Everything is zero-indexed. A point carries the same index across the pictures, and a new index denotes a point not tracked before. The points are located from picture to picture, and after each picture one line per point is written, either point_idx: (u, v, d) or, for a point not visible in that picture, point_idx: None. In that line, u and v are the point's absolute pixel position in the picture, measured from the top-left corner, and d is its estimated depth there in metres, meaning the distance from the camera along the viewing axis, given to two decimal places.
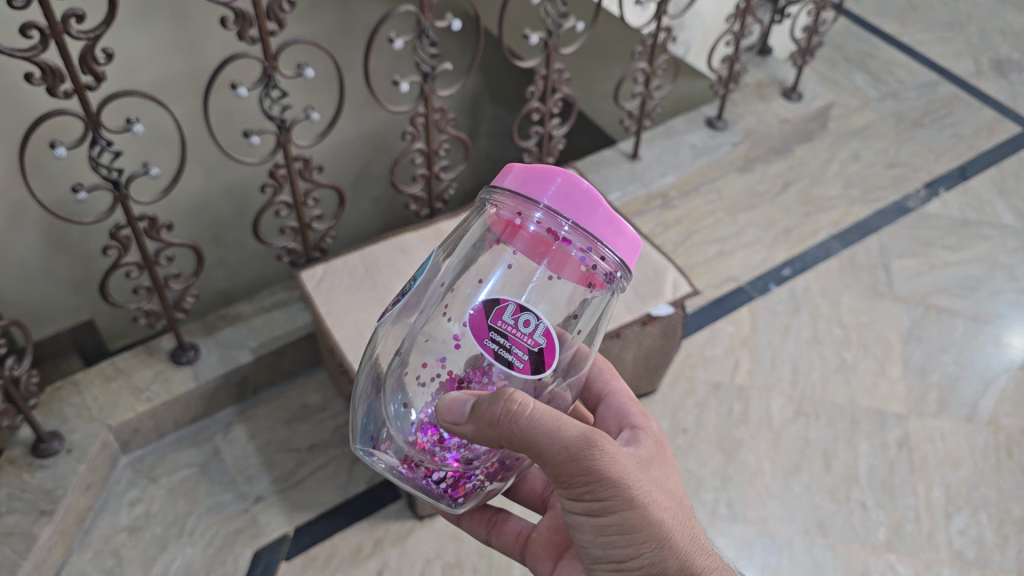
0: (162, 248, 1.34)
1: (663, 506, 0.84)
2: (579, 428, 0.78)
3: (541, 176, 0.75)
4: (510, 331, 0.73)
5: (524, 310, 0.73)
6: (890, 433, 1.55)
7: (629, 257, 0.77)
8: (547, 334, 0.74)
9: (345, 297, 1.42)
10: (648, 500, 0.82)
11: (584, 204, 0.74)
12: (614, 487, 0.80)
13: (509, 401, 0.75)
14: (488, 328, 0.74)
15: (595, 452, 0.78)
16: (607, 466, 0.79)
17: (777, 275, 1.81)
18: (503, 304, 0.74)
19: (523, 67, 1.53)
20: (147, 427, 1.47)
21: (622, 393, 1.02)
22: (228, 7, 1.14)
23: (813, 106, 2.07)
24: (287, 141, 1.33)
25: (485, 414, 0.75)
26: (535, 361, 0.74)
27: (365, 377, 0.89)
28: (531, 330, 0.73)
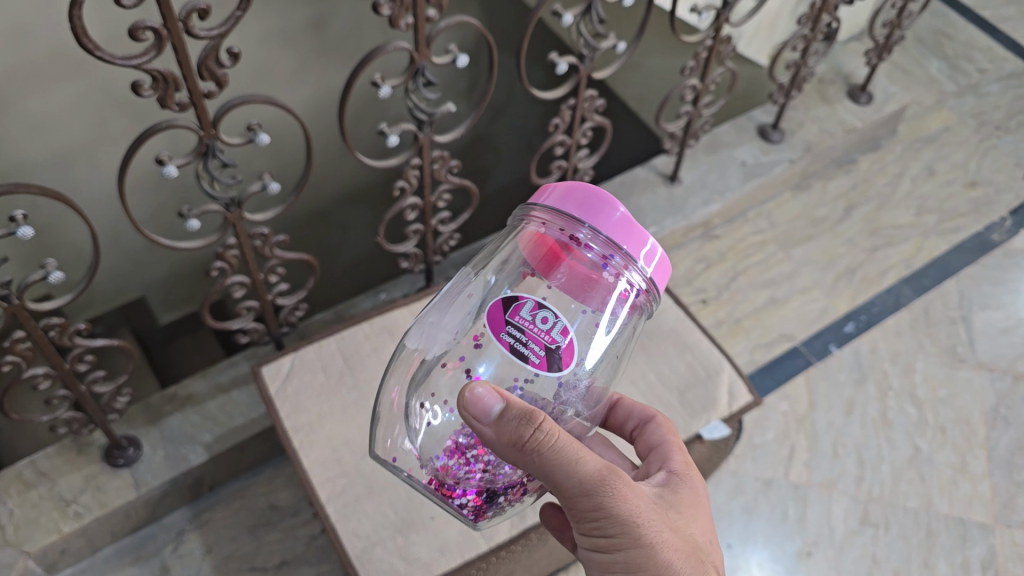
0: (81, 353, 1.04)
1: (677, 552, 0.71)
2: (595, 462, 0.67)
3: (568, 189, 0.67)
4: (527, 328, 0.65)
5: (543, 306, 0.65)
6: (974, 552, 1.29)
7: (659, 277, 0.68)
8: (566, 331, 0.65)
9: (317, 402, 1.13)
10: (665, 549, 0.70)
11: (614, 213, 0.65)
12: (622, 523, 0.69)
13: (538, 429, 0.64)
14: (504, 323, 0.65)
15: (606, 489, 0.67)
16: (618, 503, 0.68)
17: (838, 333, 1.52)
18: (521, 301, 0.66)
19: (545, 98, 1.19)
20: (78, 545, 1.20)
21: (672, 441, 0.83)
22: (143, 70, 0.81)
23: (885, 110, 1.73)
24: (238, 216, 1.02)
25: (503, 436, 0.64)
26: (552, 363, 0.65)
27: (387, 398, 0.78)
28: (549, 326, 0.65)
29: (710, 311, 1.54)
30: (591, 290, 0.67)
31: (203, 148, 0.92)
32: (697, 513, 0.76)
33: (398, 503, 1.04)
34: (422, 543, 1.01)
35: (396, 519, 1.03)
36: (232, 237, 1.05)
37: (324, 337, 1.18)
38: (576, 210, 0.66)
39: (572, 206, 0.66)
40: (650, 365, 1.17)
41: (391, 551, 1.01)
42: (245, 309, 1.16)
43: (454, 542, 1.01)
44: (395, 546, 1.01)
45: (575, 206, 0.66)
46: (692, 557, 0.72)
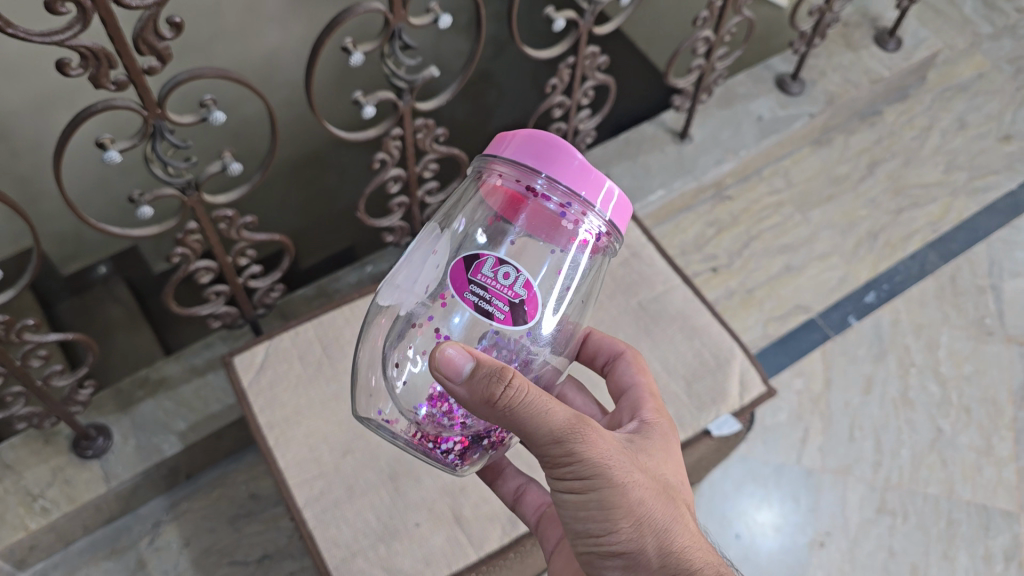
0: (32, 348, 0.96)
1: (652, 493, 0.63)
2: (564, 410, 0.59)
3: (522, 135, 0.62)
4: (489, 285, 0.59)
5: (504, 261, 0.60)
6: (996, 542, 1.21)
7: (620, 220, 0.63)
8: (529, 285, 0.60)
9: (295, 396, 1.03)
10: (642, 496, 0.62)
11: (572, 159, 0.60)
12: (597, 472, 0.60)
13: (508, 386, 0.56)
14: (467, 282, 0.60)
15: (577, 436, 0.59)
16: (593, 451, 0.59)
17: (858, 303, 1.42)
18: (480, 256, 0.60)
19: (540, 56, 1.07)
20: (48, 540, 1.12)
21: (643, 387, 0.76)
22: (68, 47, 0.70)
23: (915, 57, 1.59)
24: (197, 200, 0.92)
25: (476, 395, 0.56)
26: (518, 316, 0.60)
27: (365, 348, 0.71)
28: (513, 281, 0.59)
29: (721, 280, 1.43)
30: (553, 238, 0.62)
31: (149, 129, 0.81)
32: (668, 456, 0.68)
33: (380, 508, 0.96)
34: (405, 553, 0.93)
35: (378, 526, 0.95)
36: (192, 222, 0.95)
37: (301, 324, 1.08)
38: (531, 160, 0.60)
39: (528, 154, 0.61)
40: (654, 353, 1.06)
41: (373, 562, 0.93)
42: (215, 294, 1.07)
43: (440, 552, 0.94)
44: (376, 557, 0.93)
45: (532, 154, 0.61)
46: (669, 502, 0.64)
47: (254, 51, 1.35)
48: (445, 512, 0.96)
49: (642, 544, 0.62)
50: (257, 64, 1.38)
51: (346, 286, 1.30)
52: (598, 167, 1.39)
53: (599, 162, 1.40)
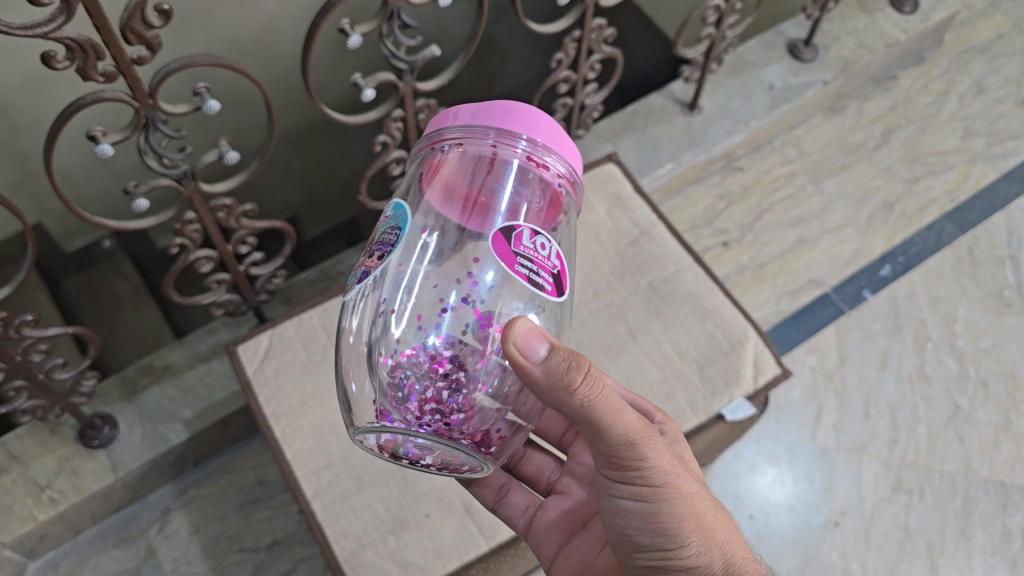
0: (33, 344, 0.94)
1: (711, 503, 0.65)
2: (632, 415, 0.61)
3: (464, 107, 0.65)
4: (534, 256, 0.60)
5: (540, 232, 0.61)
6: (1014, 519, 1.19)
7: (570, 158, 0.66)
8: (561, 255, 0.62)
9: (300, 384, 0.98)
10: (705, 504, 0.64)
11: (513, 105, 0.64)
12: (664, 477, 0.62)
13: (587, 377, 0.57)
14: (514, 255, 0.59)
15: (647, 441, 0.61)
16: (658, 456, 0.62)
17: (872, 277, 1.39)
18: (518, 228, 0.60)
19: (543, 31, 1.03)
20: (56, 531, 1.11)
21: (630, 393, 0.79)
22: (58, 42, 0.67)
23: (932, 19, 1.54)
24: (195, 189, 0.90)
25: (552, 387, 0.57)
26: (558, 287, 0.61)
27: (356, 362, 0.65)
28: (549, 252, 0.61)
29: (733, 255, 1.40)
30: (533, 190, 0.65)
31: (142, 121, 0.79)
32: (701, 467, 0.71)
33: (390, 499, 0.92)
34: (416, 545, 0.89)
35: (388, 518, 0.90)
36: (191, 212, 0.93)
37: (305, 310, 1.03)
38: (498, 121, 0.63)
39: (473, 116, 0.63)
40: (665, 336, 1.03)
41: (383, 554, 0.88)
42: (216, 282, 1.05)
43: (451, 543, 0.90)
44: (386, 549, 0.89)
45: (478, 114, 0.63)
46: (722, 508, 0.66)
47: (250, 21, 1.28)
48: (456, 501, 0.92)
49: (710, 557, 0.63)
50: (257, 39, 1.33)
51: (350, 268, 1.28)
52: (605, 141, 1.36)
53: (606, 135, 1.36)
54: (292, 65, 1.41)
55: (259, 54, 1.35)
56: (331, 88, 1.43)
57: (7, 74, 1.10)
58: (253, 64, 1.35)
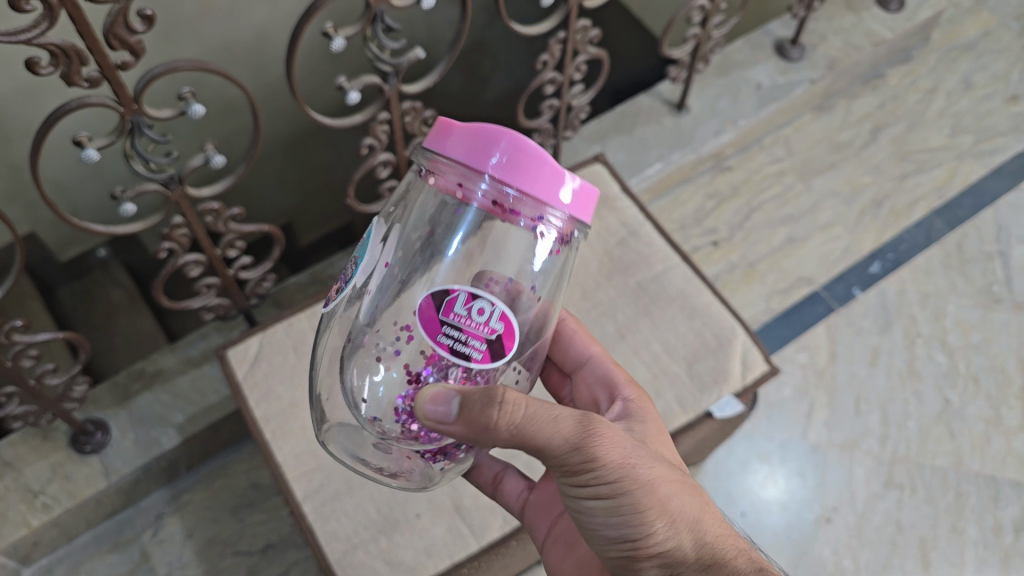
0: (23, 349, 0.94)
1: (675, 482, 0.59)
2: (564, 416, 0.57)
3: (460, 128, 0.54)
4: (464, 324, 0.53)
5: (476, 296, 0.53)
6: (1006, 513, 1.19)
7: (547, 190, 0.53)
8: (506, 318, 0.54)
9: (290, 387, 0.98)
10: (663, 475, 0.59)
11: (486, 146, 0.53)
12: (620, 456, 0.57)
13: (504, 404, 0.54)
14: (438, 324, 0.53)
15: (595, 433, 0.57)
16: (609, 448, 0.56)
17: (862, 274, 1.40)
18: (451, 293, 0.53)
19: (527, 32, 1.03)
20: (50, 536, 1.11)
21: (598, 357, 0.76)
22: (40, 48, 0.68)
23: (919, 18, 1.55)
24: (182, 194, 0.90)
25: (476, 426, 0.54)
26: (496, 352, 0.55)
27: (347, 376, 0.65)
28: (488, 316, 0.53)
29: (722, 254, 1.41)
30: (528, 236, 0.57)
31: (127, 125, 0.79)
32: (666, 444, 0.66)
33: (380, 500, 0.92)
34: (406, 545, 0.89)
35: (378, 519, 0.91)
36: (178, 216, 0.93)
37: (295, 314, 1.03)
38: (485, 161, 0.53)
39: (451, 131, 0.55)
40: (654, 334, 1.03)
41: (374, 555, 0.89)
42: (206, 287, 1.05)
43: (442, 543, 0.90)
44: (377, 550, 0.89)
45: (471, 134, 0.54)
46: (688, 485, 0.60)
47: (241, 28, 1.29)
48: (446, 501, 0.92)
49: (682, 543, 0.58)
50: (248, 44, 1.33)
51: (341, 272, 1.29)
52: (594, 142, 1.37)
53: (595, 136, 1.37)
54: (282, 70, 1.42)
55: (249, 59, 1.35)
56: (317, 92, 1.44)
57: None
58: (243, 69, 1.36)
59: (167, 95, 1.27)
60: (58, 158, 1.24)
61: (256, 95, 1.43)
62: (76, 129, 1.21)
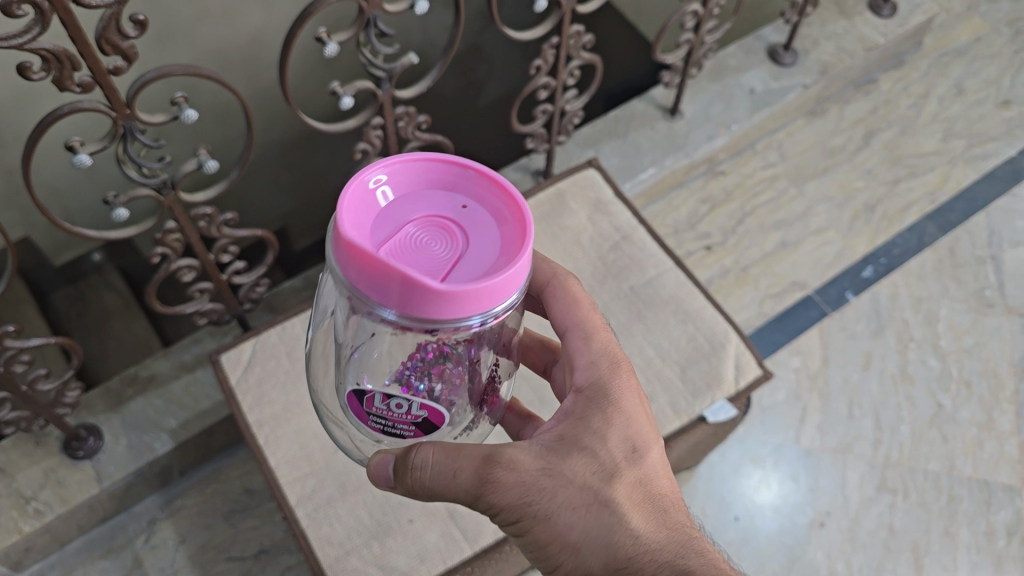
0: (15, 355, 0.93)
1: (580, 508, 0.59)
2: (464, 467, 0.56)
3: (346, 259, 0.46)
4: (386, 417, 0.54)
5: (393, 397, 0.52)
6: (998, 516, 1.20)
7: (471, 307, 0.46)
8: (426, 408, 0.53)
9: (283, 392, 0.97)
10: (563, 507, 0.58)
11: (380, 286, 0.45)
12: (515, 501, 0.58)
13: (409, 471, 0.56)
14: (366, 415, 0.55)
15: (490, 484, 0.57)
16: (501, 498, 0.57)
17: (855, 279, 1.40)
18: (368, 393, 0.53)
19: (521, 38, 1.04)
20: (42, 542, 1.11)
21: (575, 322, 0.65)
22: (34, 53, 0.68)
23: (910, 23, 1.56)
24: (175, 199, 0.90)
25: (397, 487, 0.58)
26: (427, 428, 0.56)
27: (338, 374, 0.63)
28: (407, 409, 0.54)
29: (715, 258, 1.41)
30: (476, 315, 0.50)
31: (120, 131, 0.79)
32: (614, 425, 0.61)
33: (373, 505, 0.91)
34: (400, 550, 0.89)
35: (371, 524, 0.90)
36: (171, 222, 0.93)
37: (288, 318, 1.02)
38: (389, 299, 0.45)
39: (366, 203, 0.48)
40: (647, 339, 1.03)
41: (367, 560, 0.88)
42: (198, 292, 1.05)
43: (435, 548, 0.89)
44: (370, 555, 0.89)
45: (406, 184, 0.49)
46: (601, 508, 0.59)
47: (235, 33, 1.29)
48: (440, 506, 0.92)
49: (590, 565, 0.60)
50: (243, 49, 1.33)
51: None
52: (587, 146, 1.37)
53: (588, 141, 1.37)
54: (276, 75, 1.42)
55: (244, 65, 1.35)
56: (310, 97, 1.44)
57: None
58: (237, 74, 1.36)
59: (161, 100, 1.27)
60: (51, 163, 1.23)
61: (251, 101, 1.43)
62: (70, 134, 1.21)
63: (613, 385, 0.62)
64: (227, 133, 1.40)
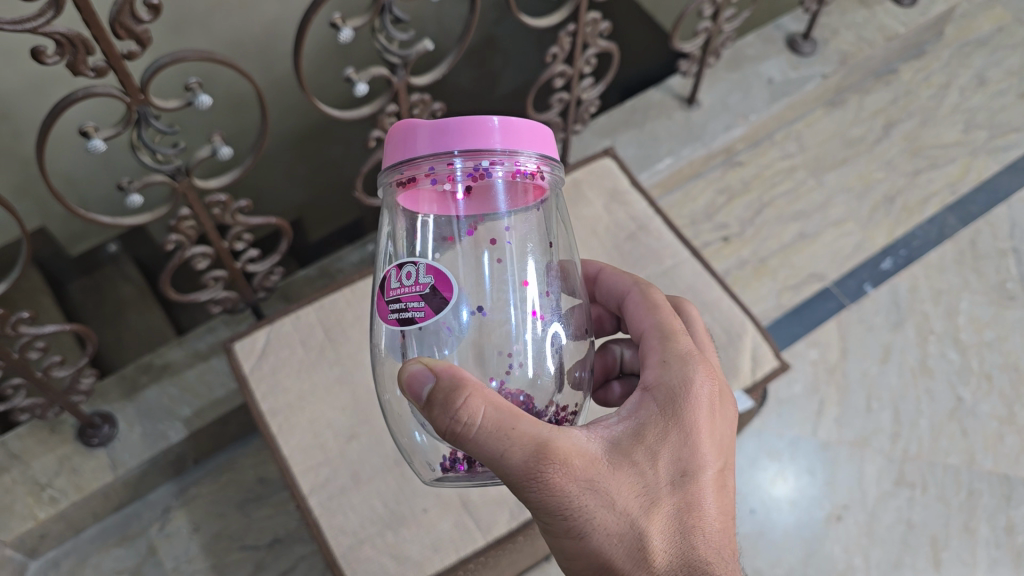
0: (30, 340, 0.93)
1: (612, 526, 0.55)
2: (521, 444, 0.52)
3: (421, 125, 0.56)
4: (398, 293, 0.56)
5: (403, 261, 0.57)
6: (1019, 512, 1.18)
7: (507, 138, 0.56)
8: (431, 267, 0.55)
9: (297, 380, 0.97)
10: (597, 520, 0.55)
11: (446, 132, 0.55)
12: (549, 497, 0.53)
13: (456, 420, 0.50)
14: (385, 306, 0.57)
15: (536, 473, 0.52)
16: (538, 493, 0.53)
17: (874, 270, 1.38)
18: (386, 274, 0.58)
19: (539, 25, 1.02)
20: (57, 529, 1.11)
21: (650, 331, 0.64)
22: (48, 37, 0.67)
23: (932, 12, 1.54)
24: (189, 185, 0.90)
25: (436, 426, 0.52)
26: (433, 304, 0.55)
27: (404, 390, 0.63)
28: (415, 274, 0.56)
29: (733, 250, 1.40)
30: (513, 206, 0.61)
31: (134, 116, 0.78)
32: (673, 443, 0.57)
33: (387, 493, 0.90)
34: (414, 540, 0.88)
35: (385, 513, 0.89)
36: (185, 208, 0.93)
37: (302, 307, 1.01)
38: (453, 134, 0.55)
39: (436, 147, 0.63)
40: None
41: (381, 549, 0.87)
42: (213, 280, 1.05)
43: (448, 538, 0.88)
44: (385, 543, 0.88)
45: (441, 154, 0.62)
46: (634, 535, 0.55)
47: (251, 22, 1.28)
48: (453, 496, 0.91)
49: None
50: (259, 36, 1.33)
51: (349, 266, 1.28)
52: (603, 136, 1.36)
53: (605, 131, 1.36)
54: (292, 66, 1.41)
55: (260, 54, 1.35)
56: (321, 87, 1.44)
57: (10, 77, 1.11)
58: (253, 64, 1.36)
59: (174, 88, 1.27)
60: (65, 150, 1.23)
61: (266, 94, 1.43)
62: (84, 120, 1.21)
63: (681, 399, 0.59)
64: (239, 122, 1.40)
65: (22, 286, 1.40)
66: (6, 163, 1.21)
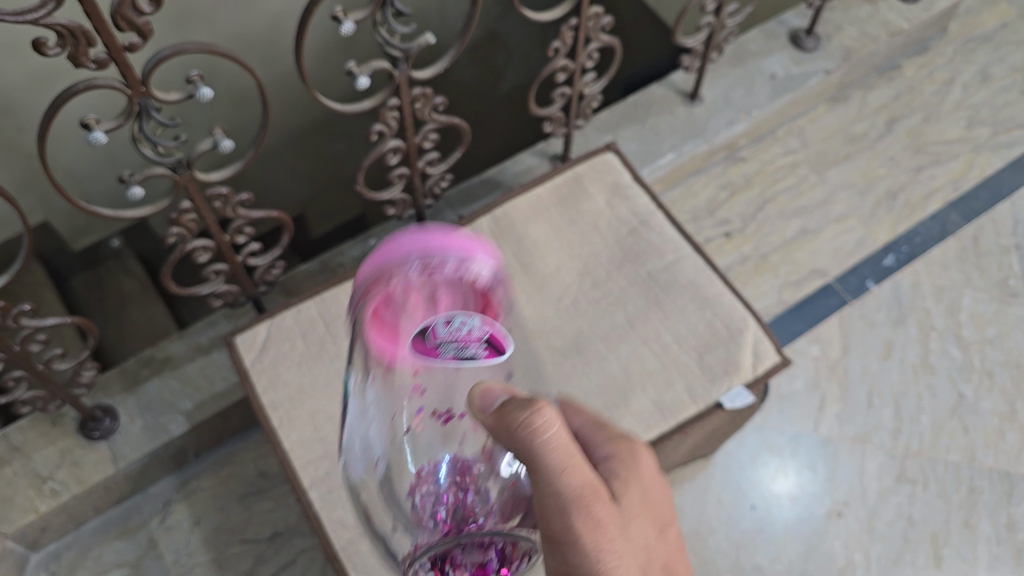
0: (32, 333, 0.93)
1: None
2: (586, 475, 0.54)
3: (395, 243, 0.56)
4: (454, 338, 0.54)
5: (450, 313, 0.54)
6: (1019, 509, 1.18)
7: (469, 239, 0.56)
8: (485, 319, 0.55)
9: (297, 373, 0.97)
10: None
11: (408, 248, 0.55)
12: (593, 542, 0.54)
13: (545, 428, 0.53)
14: (433, 351, 0.55)
15: (590, 509, 0.54)
16: (587, 532, 0.54)
17: (876, 267, 1.38)
18: (428, 325, 0.54)
19: (541, 19, 1.02)
20: (57, 522, 1.11)
21: None
22: (49, 28, 0.67)
23: (936, 8, 1.53)
24: (190, 178, 0.90)
25: (513, 435, 0.53)
26: (497, 346, 0.56)
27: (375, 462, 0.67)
28: (469, 326, 0.54)
29: (735, 246, 1.40)
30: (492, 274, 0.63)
31: (135, 108, 0.78)
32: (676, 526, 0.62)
33: None
34: None
35: None
36: (186, 201, 0.93)
37: (303, 301, 1.01)
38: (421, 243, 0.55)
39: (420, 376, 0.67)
40: (665, 324, 1.00)
41: None
42: (214, 273, 1.05)
43: None
44: None
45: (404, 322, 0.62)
46: None
47: (254, 16, 1.28)
48: None
49: None
50: (262, 31, 1.33)
51: (350, 260, 1.28)
52: (606, 131, 1.36)
53: (607, 126, 1.36)
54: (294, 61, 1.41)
55: (262, 49, 1.35)
56: (324, 82, 1.43)
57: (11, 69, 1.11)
58: (255, 59, 1.36)
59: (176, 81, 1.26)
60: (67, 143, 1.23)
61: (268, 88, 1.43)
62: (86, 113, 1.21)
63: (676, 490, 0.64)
64: (241, 116, 1.40)
65: (24, 279, 1.40)
66: (9, 157, 1.22)
